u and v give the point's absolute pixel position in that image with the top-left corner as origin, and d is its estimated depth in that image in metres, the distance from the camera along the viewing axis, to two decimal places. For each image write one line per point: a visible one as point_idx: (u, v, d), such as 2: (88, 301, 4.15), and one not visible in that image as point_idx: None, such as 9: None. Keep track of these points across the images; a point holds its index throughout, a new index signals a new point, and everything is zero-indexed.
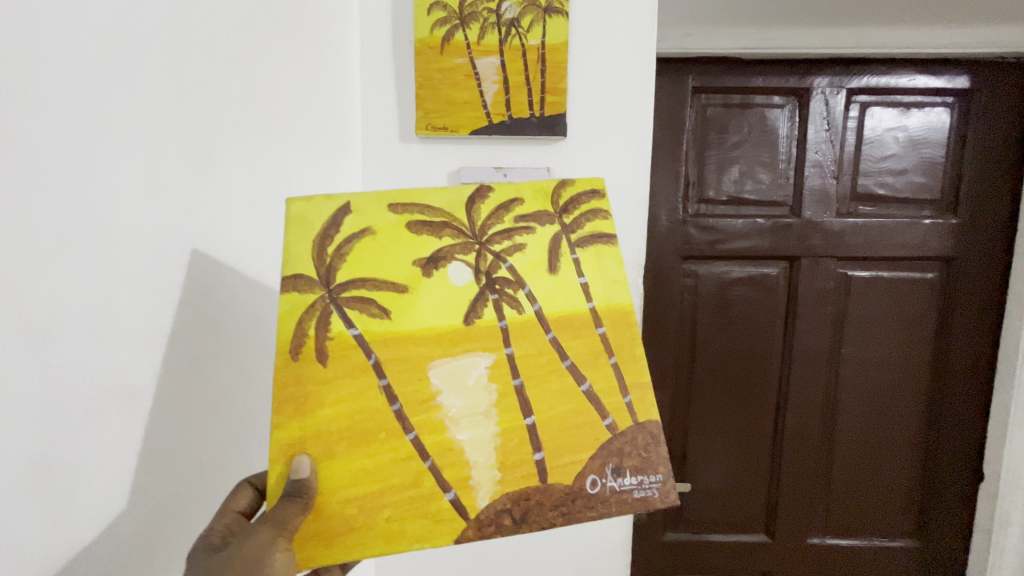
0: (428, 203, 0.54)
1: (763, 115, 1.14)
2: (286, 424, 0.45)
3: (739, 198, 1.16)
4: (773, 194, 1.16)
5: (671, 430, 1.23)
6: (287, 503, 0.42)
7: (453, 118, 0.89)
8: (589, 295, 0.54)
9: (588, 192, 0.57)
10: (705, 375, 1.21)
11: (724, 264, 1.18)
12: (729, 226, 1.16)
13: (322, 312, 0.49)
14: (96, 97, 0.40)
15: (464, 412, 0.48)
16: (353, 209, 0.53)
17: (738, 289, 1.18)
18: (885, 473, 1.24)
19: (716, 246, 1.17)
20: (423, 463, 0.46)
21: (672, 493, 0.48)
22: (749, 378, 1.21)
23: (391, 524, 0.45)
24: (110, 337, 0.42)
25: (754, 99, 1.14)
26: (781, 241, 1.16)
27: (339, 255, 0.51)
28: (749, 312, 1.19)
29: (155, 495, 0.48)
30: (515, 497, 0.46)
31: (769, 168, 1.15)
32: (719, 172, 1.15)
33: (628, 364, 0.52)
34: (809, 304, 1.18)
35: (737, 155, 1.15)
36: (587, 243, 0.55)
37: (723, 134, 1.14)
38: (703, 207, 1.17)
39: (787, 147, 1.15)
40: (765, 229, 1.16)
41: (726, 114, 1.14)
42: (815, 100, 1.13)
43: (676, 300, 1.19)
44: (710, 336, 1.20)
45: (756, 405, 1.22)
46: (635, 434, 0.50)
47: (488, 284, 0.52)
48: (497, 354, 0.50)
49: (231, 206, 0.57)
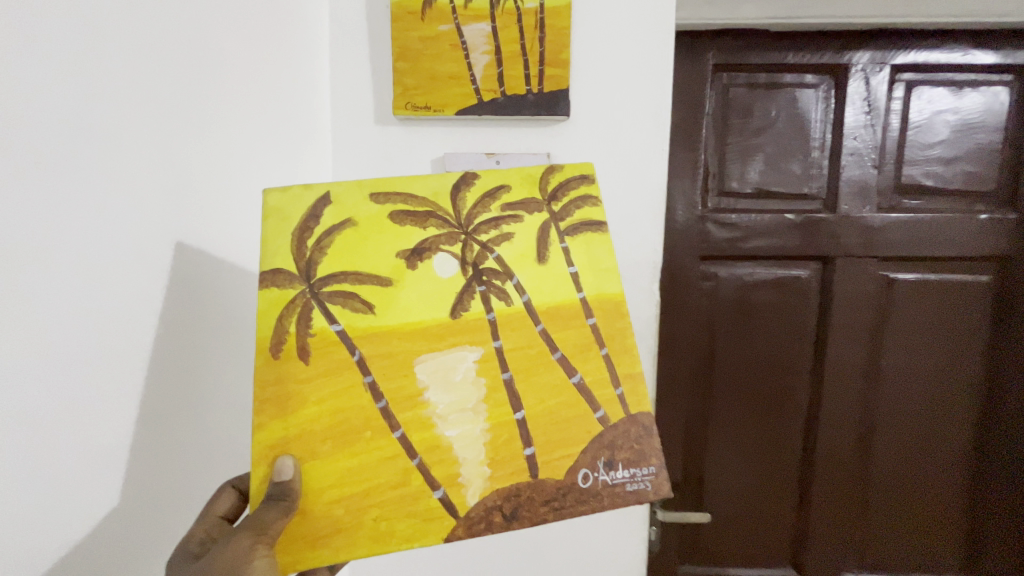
0: (412, 192, 0.53)
1: (794, 97, 1.05)
2: (268, 424, 0.44)
3: (764, 189, 1.08)
4: (803, 186, 1.07)
5: (689, 444, 1.15)
6: (269, 505, 0.40)
7: (437, 96, 0.82)
8: (579, 285, 0.52)
9: (577, 178, 0.56)
10: (726, 388, 1.14)
11: (750, 263, 1.10)
12: (753, 220, 1.08)
13: (304, 308, 0.48)
14: (65, 70, 0.38)
15: (452, 408, 0.47)
16: (334, 200, 0.52)
17: (762, 292, 1.10)
18: (926, 496, 1.17)
19: (739, 243, 1.09)
20: (411, 461, 0.45)
21: (665, 486, 0.47)
22: (777, 391, 1.14)
23: (379, 523, 0.43)
24: (87, 322, 0.41)
25: (784, 79, 1.06)
26: (814, 238, 1.08)
27: (320, 248, 0.50)
28: (774, 317, 1.11)
29: (142, 496, 0.47)
30: (506, 494, 0.45)
31: (800, 157, 1.07)
32: (742, 162, 1.07)
33: (618, 354, 0.51)
34: (844, 311, 1.10)
35: (763, 142, 1.06)
36: (576, 230, 0.54)
37: (747, 118, 1.06)
38: (725, 200, 1.09)
39: (821, 134, 1.07)
40: (796, 224, 1.07)
41: (750, 98, 1.06)
42: (853, 79, 1.04)
43: (692, 305, 1.11)
44: (731, 344, 1.12)
45: (785, 422, 1.14)
46: (627, 427, 0.49)
47: (476, 276, 0.51)
48: (485, 347, 0.49)
49: (211, 191, 0.55)
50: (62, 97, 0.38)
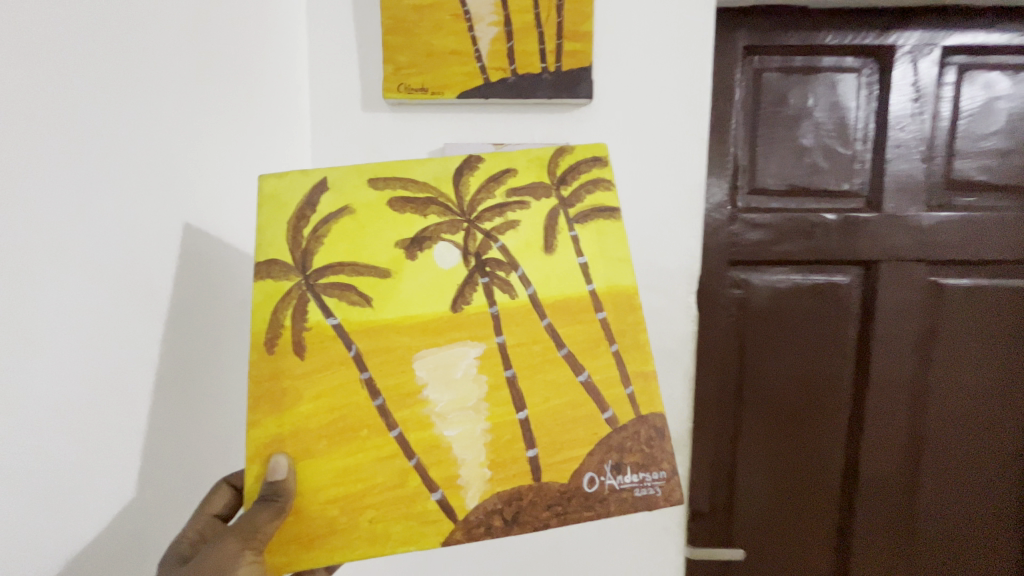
0: (412, 177, 0.50)
1: (834, 81, 0.86)
2: (264, 421, 0.43)
3: (796, 187, 0.88)
4: (844, 182, 0.87)
5: (715, 473, 0.95)
6: (261, 507, 0.40)
7: (435, 77, 0.71)
8: (589, 276, 0.49)
9: (589, 160, 0.52)
10: (756, 416, 0.93)
11: (784, 271, 0.90)
12: (786, 223, 0.87)
13: (299, 300, 0.46)
14: (46, 64, 0.36)
15: (452, 407, 0.45)
16: (331, 186, 0.50)
17: (800, 302, 0.90)
18: (986, 541, 0.96)
19: (771, 249, 0.88)
20: (409, 461, 0.43)
21: (677, 492, 0.44)
22: (811, 418, 0.93)
23: (374, 525, 0.42)
24: (94, 306, 0.41)
25: (820, 62, 0.86)
26: (856, 241, 0.87)
27: (316, 237, 0.48)
28: (813, 327, 0.91)
29: (152, 482, 0.47)
30: (507, 497, 0.43)
31: (839, 152, 0.87)
32: (773, 156, 0.87)
33: (629, 351, 0.48)
34: (888, 320, 0.90)
35: (799, 133, 0.87)
36: (587, 217, 0.51)
37: (782, 107, 0.86)
38: (755, 199, 0.88)
39: (864, 125, 0.87)
40: (835, 227, 0.87)
41: (782, 84, 0.86)
42: (901, 62, 0.85)
43: (719, 319, 0.91)
44: (763, 362, 0.92)
45: (820, 456, 0.94)
46: (636, 429, 0.46)
47: (478, 267, 0.49)
48: (487, 343, 0.46)
49: (211, 175, 0.54)
50: (47, 74, 0.36)
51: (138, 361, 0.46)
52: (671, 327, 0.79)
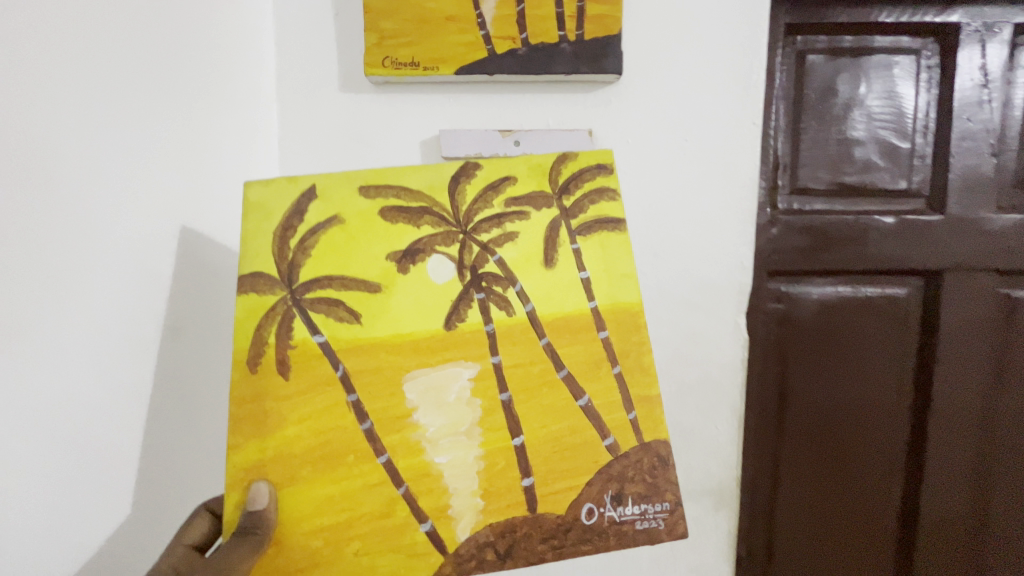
0: (406, 186, 0.48)
1: (888, 64, 0.70)
2: (244, 446, 0.41)
3: (845, 186, 0.71)
4: (901, 181, 0.71)
5: (752, 536, 0.77)
6: (240, 540, 0.38)
7: (431, 49, 0.58)
8: (591, 293, 0.47)
9: (593, 168, 0.50)
10: (800, 466, 0.75)
11: (831, 282, 0.73)
12: (837, 232, 0.70)
13: (284, 317, 0.44)
14: (36, 64, 0.34)
15: (443, 431, 0.42)
16: (320, 194, 0.47)
17: (855, 325, 0.73)
18: None
19: (817, 257, 0.71)
20: (397, 490, 0.41)
21: (680, 525, 0.42)
22: (866, 466, 0.76)
23: (359, 558, 0.40)
24: (90, 317, 0.39)
25: (873, 42, 0.70)
26: (919, 249, 0.70)
27: (303, 249, 0.46)
28: (866, 352, 0.73)
29: (156, 500, 0.45)
30: (499, 529, 0.41)
31: (896, 147, 0.71)
32: (818, 152, 0.71)
33: (633, 374, 0.45)
34: (957, 347, 0.72)
35: (849, 125, 0.70)
36: (590, 229, 0.48)
37: (828, 94, 0.70)
38: (798, 201, 0.72)
39: (925, 115, 0.71)
40: (894, 233, 0.70)
41: (827, 69, 0.70)
42: (968, 43, 0.68)
43: (756, 346, 0.73)
44: (807, 400, 0.75)
45: (874, 511, 0.76)
46: (639, 456, 0.43)
47: (473, 282, 0.46)
48: (482, 364, 0.44)
49: (213, 173, 0.51)
50: (38, 76, 0.34)
51: (141, 376, 0.44)
52: (718, 356, 0.66)
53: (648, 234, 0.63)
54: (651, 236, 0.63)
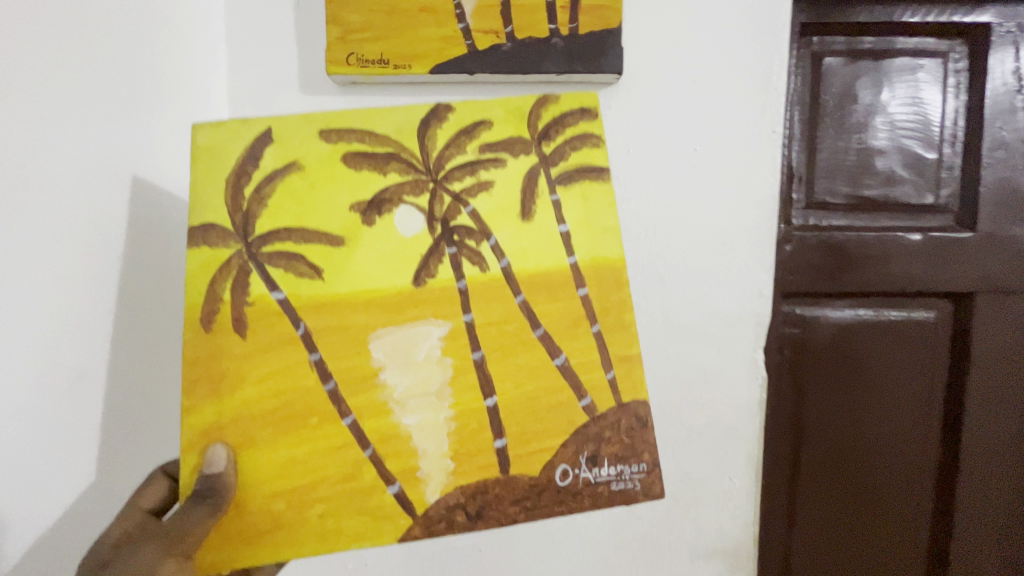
0: (370, 129, 0.44)
1: (911, 68, 0.65)
2: (200, 407, 0.39)
3: (866, 200, 0.66)
4: (927, 195, 0.66)
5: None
6: (195, 504, 0.36)
7: (402, 43, 0.51)
8: (571, 248, 0.44)
9: (576, 112, 0.46)
10: (821, 504, 0.69)
11: (852, 305, 0.67)
12: (860, 250, 0.65)
13: (240, 271, 0.41)
14: None
15: (412, 393, 0.40)
16: (277, 138, 0.43)
17: (878, 349, 0.67)
18: None
19: (836, 277, 0.65)
20: (363, 452, 0.39)
21: (657, 485, 0.41)
22: (892, 502, 0.69)
23: (325, 520, 0.38)
24: (31, 260, 0.36)
25: (895, 45, 0.65)
26: (950, 268, 0.65)
27: (258, 198, 0.42)
28: (891, 383, 0.68)
29: (117, 463, 0.43)
30: (470, 491, 0.40)
31: (921, 157, 0.66)
32: (837, 162, 0.65)
33: (613, 333, 0.43)
34: (989, 371, 0.67)
35: (870, 133, 0.65)
36: (571, 178, 0.45)
37: (847, 98, 0.65)
38: (816, 216, 0.66)
39: (953, 123, 0.66)
40: (921, 251, 0.64)
41: (846, 73, 0.65)
42: (1001, 45, 0.64)
43: (773, 374, 0.67)
44: (828, 432, 0.68)
45: (902, 552, 0.70)
46: (617, 417, 0.42)
47: (445, 235, 0.43)
48: (453, 322, 0.42)
49: (161, 117, 0.46)
50: None
51: (95, 328, 0.41)
52: (732, 397, 0.57)
53: (657, 258, 0.55)
54: (662, 262, 0.55)
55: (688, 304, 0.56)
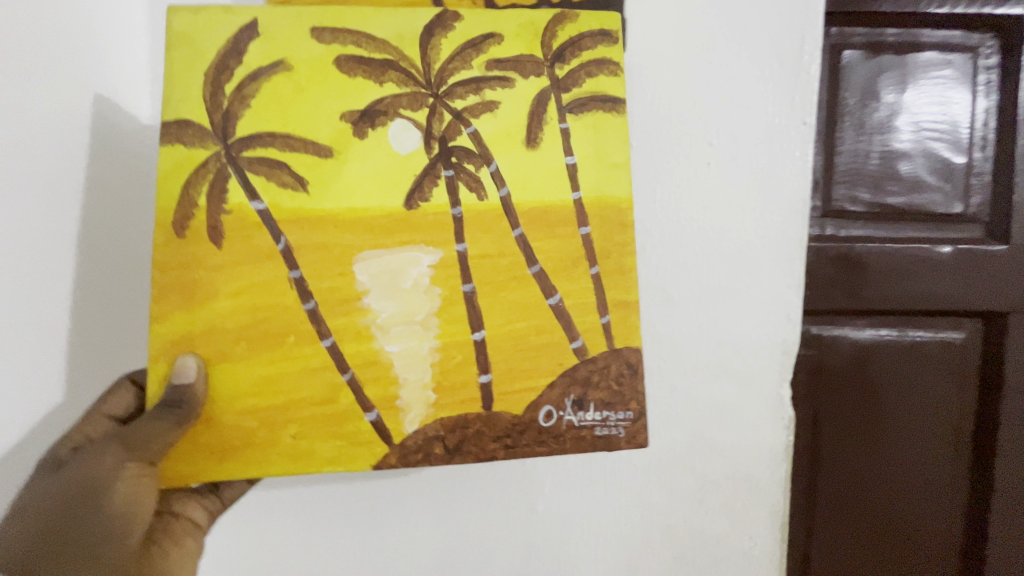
0: (368, 32, 0.40)
1: (937, 64, 0.59)
2: (170, 315, 0.36)
3: (888, 209, 0.60)
4: (955, 204, 0.60)
5: None
6: (160, 414, 0.34)
7: None
8: (576, 182, 0.41)
9: (595, 35, 0.42)
10: (844, 537, 0.63)
11: (873, 325, 0.61)
12: (880, 265, 0.58)
13: (217, 175, 0.38)
14: None
15: (396, 320, 0.38)
16: (264, 33, 0.39)
17: (907, 368, 0.62)
18: None
19: (859, 296, 0.59)
20: (341, 376, 0.37)
21: (641, 434, 0.40)
22: (920, 536, 0.64)
23: (297, 443, 0.37)
24: None
25: (920, 38, 0.59)
26: (980, 285, 0.59)
27: (240, 97, 0.39)
28: (915, 409, 0.62)
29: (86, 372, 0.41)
30: (450, 424, 0.38)
31: (948, 163, 0.60)
32: (855, 166, 0.60)
33: (612, 276, 0.41)
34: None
35: (892, 136, 0.60)
36: (584, 107, 0.42)
37: (869, 95, 0.59)
38: (832, 226, 0.60)
39: (985, 125, 0.60)
40: (952, 266, 0.58)
41: (866, 70, 0.59)
42: None
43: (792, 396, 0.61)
44: (850, 460, 0.63)
45: None
46: (608, 362, 0.40)
47: (442, 156, 0.40)
48: (445, 251, 0.39)
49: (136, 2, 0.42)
50: None
51: None
52: (754, 442, 0.51)
53: (667, 277, 0.49)
54: (676, 281, 0.49)
55: (704, 331, 0.50)
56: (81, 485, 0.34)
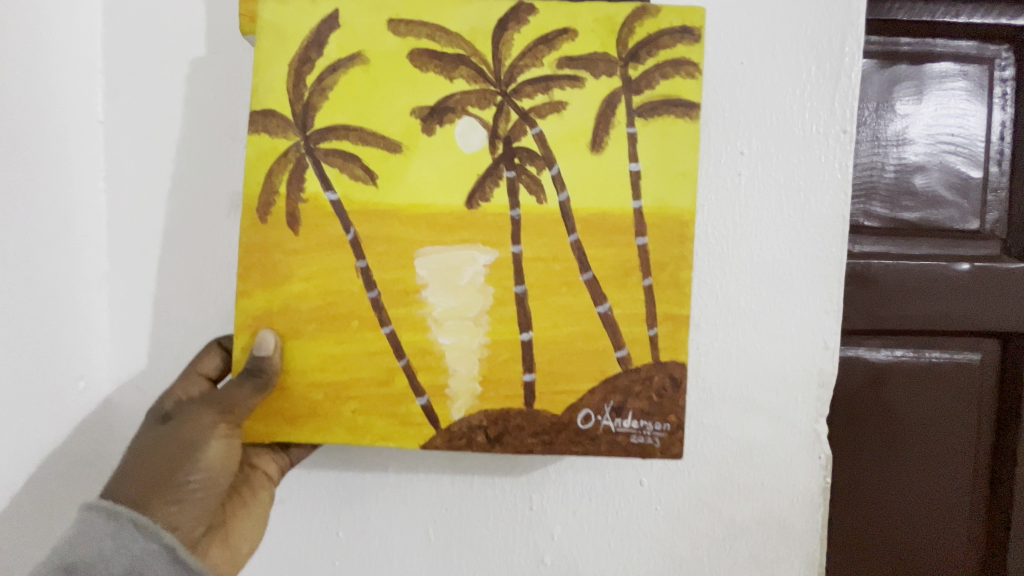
0: (444, 25, 0.40)
1: (951, 75, 0.55)
2: (253, 292, 0.40)
3: (903, 224, 0.55)
4: (973, 221, 0.56)
5: None
6: (243, 381, 0.39)
7: None
8: (638, 191, 0.40)
9: (675, 32, 0.40)
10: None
11: (888, 346, 0.56)
12: (895, 283, 0.54)
13: (296, 165, 0.40)
14: None
15: (451, 314, 0.40)
16: (344, 22, 0.40)
17: (925, 393, 0.57)
18: None
19: (875, 315, 0.54)
20: (397, 362, 0.41)
21: (677, 446, 0.41)
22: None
23: (356, 417, 0.41)
24: None
25: (935, 48, 0.55)
26: (997, 306, 0.54)
27: (320, 89, 0.40)
28: (929, 439, 0.57)
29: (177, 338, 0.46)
30: (493, 416, 0.41)
31: (963, 177, 0.56)
32: (869, 180, 0.55)
33: (665, 288, 0.40)
34: None
35: (910, 149, 0.55)
36: (655, 111, 0.40)
37: (882, 106, 0.55)
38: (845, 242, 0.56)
39: (1002, 139, 0.56)
40: (968, 285, 0.54)
41: (879, 80, 0.55)
42: None
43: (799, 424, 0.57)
44: (861, 495, 0.58)
45: None
46: (651, 374, 0.41)
47: (506, 157, 0.40)
48: (501, 251, 0.40)
49: None
50: None
51: None
52: (784, 485, 0.48)
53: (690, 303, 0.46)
54: (700, 304, 0.46)
55: (727, 365, 0.47)
56: (165, 454, 0.37)
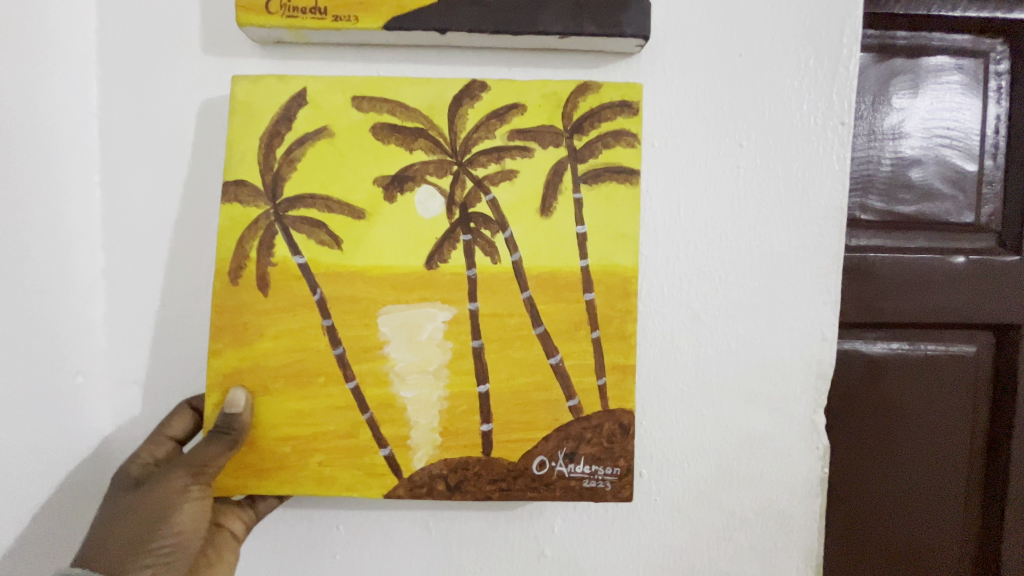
0: (402, 102, 0.44)
1: (946, 68, 0.56)
2: (224, 353, 0.43)
3: (900, 217, 0.57)
4: (967, 213, 0.57)
5: None
6: (214, 440, 0.41)
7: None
8: (585, 251, 0.44)
9: (615, 106, 0.44)
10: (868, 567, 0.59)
11: (884, 338, 0.57)
12: (894, 275, 0.55)
13: (266, 231, 0.43)
14: None
15: (412, 368, 0.43)
16: (311, 100, 0.44)
17: (923, 383, 0.57)
18: None
19: (872, 308, 0.56)
20: (362, 415, 0.43)
21: (626, 490, 0.43)
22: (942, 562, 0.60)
23: (322, 468, 0.43)
24: None
25: (931, 41, 0.56)
26: (992, 297, 0.56)
27: (289, 161, 0.44)
28: (926, 432, 0.58)
29: None
30: (453, 465, 0.43)
31: (960, 170, 0.57)
32: (866, 171, 0.56)
33: (611, 341, 0.44)
34: None
35: (908, 142, 0.56)
36: (598, 178, 0.44)
37: (879, 99, 0.56)
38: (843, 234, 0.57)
39: (996, 132, 0.57)
40: (962, 276, 0.55)
41: (876, 73, 0.56)
42: None
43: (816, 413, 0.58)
44: (868, 482, 0.59)
45: None
46: (601, 421, 0.43)
47: (462, 222, 0.44)
48: (458, 308, 0.43)
49: None
50: None
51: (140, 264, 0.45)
52: (783, 475, 0.48)
53: (694, 292, 0.47)
54: (703, 294, 0.47)
55: (732, 353, 0.47)
56: (140, 514, 0.39)
